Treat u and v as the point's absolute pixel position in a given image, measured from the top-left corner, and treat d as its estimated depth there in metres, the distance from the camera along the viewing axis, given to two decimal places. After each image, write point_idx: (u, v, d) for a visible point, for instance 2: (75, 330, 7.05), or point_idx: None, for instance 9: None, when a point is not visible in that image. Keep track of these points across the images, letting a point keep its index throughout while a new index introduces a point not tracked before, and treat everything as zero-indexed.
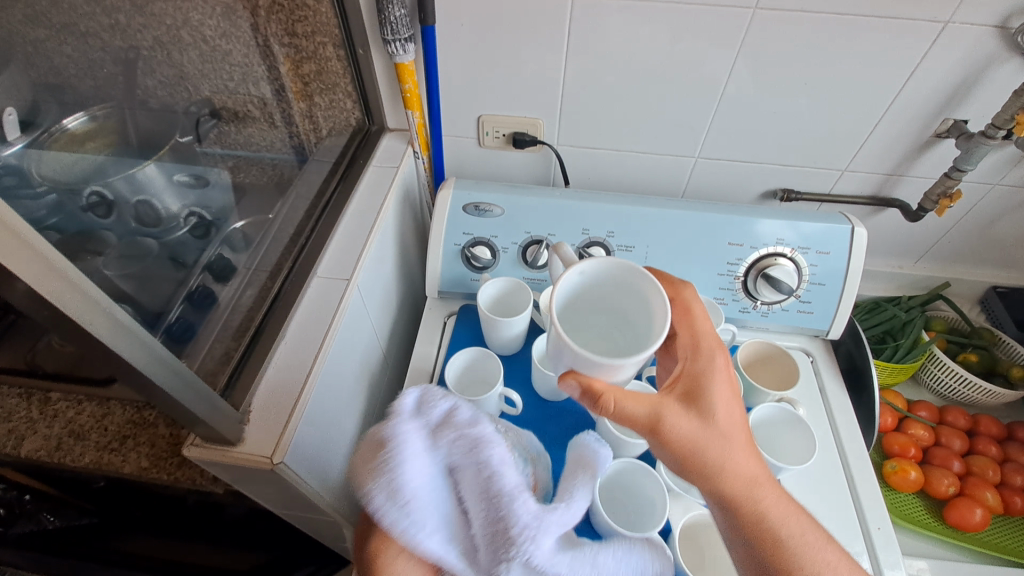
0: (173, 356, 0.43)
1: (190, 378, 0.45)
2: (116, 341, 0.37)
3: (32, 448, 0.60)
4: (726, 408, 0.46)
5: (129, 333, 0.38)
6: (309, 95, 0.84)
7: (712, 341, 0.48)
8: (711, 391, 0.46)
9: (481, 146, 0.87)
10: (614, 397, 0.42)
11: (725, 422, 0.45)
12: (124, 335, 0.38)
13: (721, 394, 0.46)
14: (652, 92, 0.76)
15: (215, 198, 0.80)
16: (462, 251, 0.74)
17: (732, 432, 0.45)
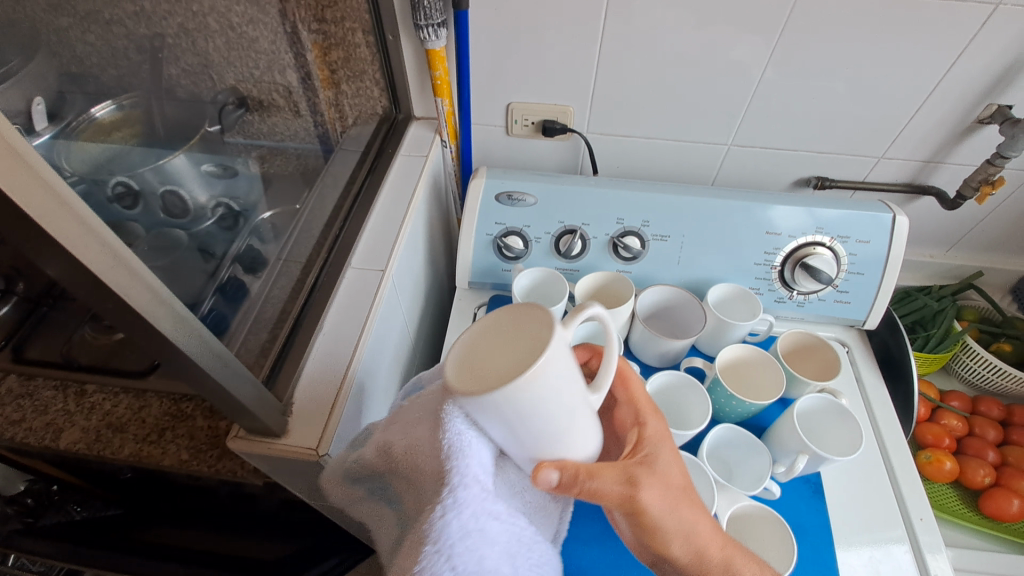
0: (225, 349, 0.43)
1: (238, 368, 0.45)
2: (173, 330, 0.37)
3: (71, 441, 0.59)
4: (675, 467, 0.47)
5: (187, 327, 0.38)
6: (335, 83, 0.83)
7: (642, 404, 0.51)
8: (659, 451, 0.47)
9: (509, 135, 0.86)
10: (587, 473, 0.41)
11: (673, 475, 0.46)
12: (183, 330, 0.38)
13: (667, 450, 0.48)
14: (686, 77, 0.75)
15: (241, 187, 0.80)
16: (495, 241, 0.74)
17: (580, 470, 0.40)
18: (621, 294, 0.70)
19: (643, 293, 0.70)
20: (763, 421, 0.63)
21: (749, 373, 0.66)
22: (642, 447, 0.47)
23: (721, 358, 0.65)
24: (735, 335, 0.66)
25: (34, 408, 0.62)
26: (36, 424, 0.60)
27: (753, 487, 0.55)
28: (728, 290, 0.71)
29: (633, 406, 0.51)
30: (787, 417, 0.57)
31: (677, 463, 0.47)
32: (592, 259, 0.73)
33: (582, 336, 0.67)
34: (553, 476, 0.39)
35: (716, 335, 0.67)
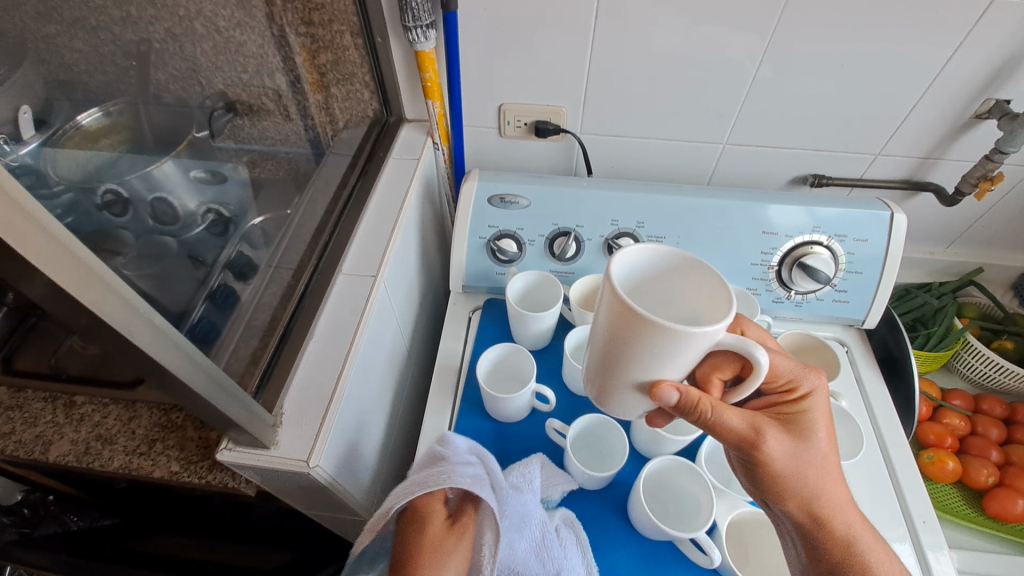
0: (208, 360, 0.42)
1: (223, 380, 0.44)
2: (153, 345, 0.36)
3: (60, 453, 0.58)
4: (824, 434, 0.45)
5: (165, 339, 0.37)
6: (325, 86, 0.82)
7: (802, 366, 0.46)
8: (809, 414, 0.45)
9: (501, 136, 0.85)
10: (714, 407, 0.41)
11: (819, 441, 0.45)
12: (162, 341, 0.37)
13: (819, 416, 0.45)
14: (679, 76, 0.74)
15: (231, 193, 0.79)
16: (488, 244, 0.73)
17: (701, 398, 0.40)
18: None
19: None
20: None
21: None
22: (788, 410, 0.45)
23: None
24: None
25: (23, 420, 0.61)
26: (25, 437, 0.59)
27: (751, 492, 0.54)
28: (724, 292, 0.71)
29: (792, 371, 0.45)
30: None
31: (825, 428, 0.45)
32: (587, 261, 0.72)
33: (577, 340, 0.66)
34: (673, 397, 0.40)
35: None
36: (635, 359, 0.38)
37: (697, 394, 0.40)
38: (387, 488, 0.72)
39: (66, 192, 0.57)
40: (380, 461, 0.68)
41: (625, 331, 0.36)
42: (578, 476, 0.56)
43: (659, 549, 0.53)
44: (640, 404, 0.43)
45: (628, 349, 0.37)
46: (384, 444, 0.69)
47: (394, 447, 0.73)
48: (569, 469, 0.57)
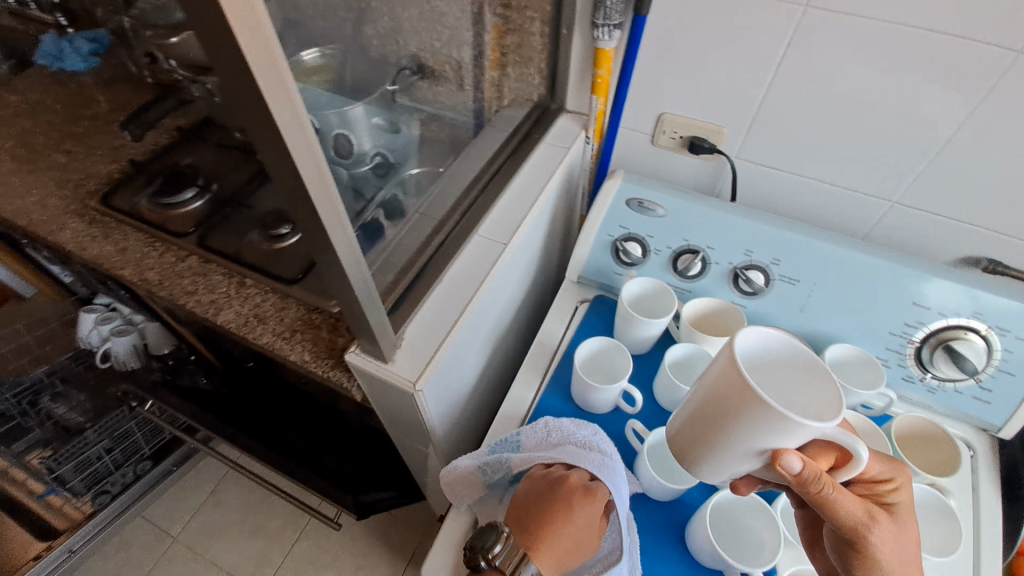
0: (368, 274, 0.49)
1: (374, 294, 0.51)
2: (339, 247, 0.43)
3: (226, 319, 0.71)
4: (912, 528, 0.45)
5: (347, 248, 0.44)
6: (503, 65, 0.91)
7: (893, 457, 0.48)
8: (900, 502, 0.45)
9: (653, 144, 0.86)
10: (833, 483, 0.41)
11: (909, 534, 0.45)
12: (345, 249, 0.44)
13: (908, 506, 0.46)
14: (860, 120, 0.70)
15: (399, 144, 0.87)
16: (614, 242, 0.75)
17: (822, 474, 0.40)
18: (729, 325, 0.69)
19: None
20: None
21: None
22: (882, 499, 0.46)
23: None
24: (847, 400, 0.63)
25: (206, 286, 0.75)
26: (205, 299, 0.73)
27: None
28: (847, 353, 0.67)
29: (887, 467, 0.46)
30: None
31: (912, 523, 0.46)
32: (707, 283, 0.71)
33: (677, 356, 0.67)
34: (796, 464, 0.40)
35: None
36: (743, 430, 0.41)
37: (820, 469, 0.40)
38: (461, 437, 0.78)
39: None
40: (464, 410, 0.74)
41: (739, 406, 0.41)
42: (645, 480, 0.58)
43: None
44: (727, 471, 0.46)
45: (733, 421, 0.42)
46: (471, 397, 0.76)
47: (477, 404, 0.79)
48: (638, 474, 0.58)
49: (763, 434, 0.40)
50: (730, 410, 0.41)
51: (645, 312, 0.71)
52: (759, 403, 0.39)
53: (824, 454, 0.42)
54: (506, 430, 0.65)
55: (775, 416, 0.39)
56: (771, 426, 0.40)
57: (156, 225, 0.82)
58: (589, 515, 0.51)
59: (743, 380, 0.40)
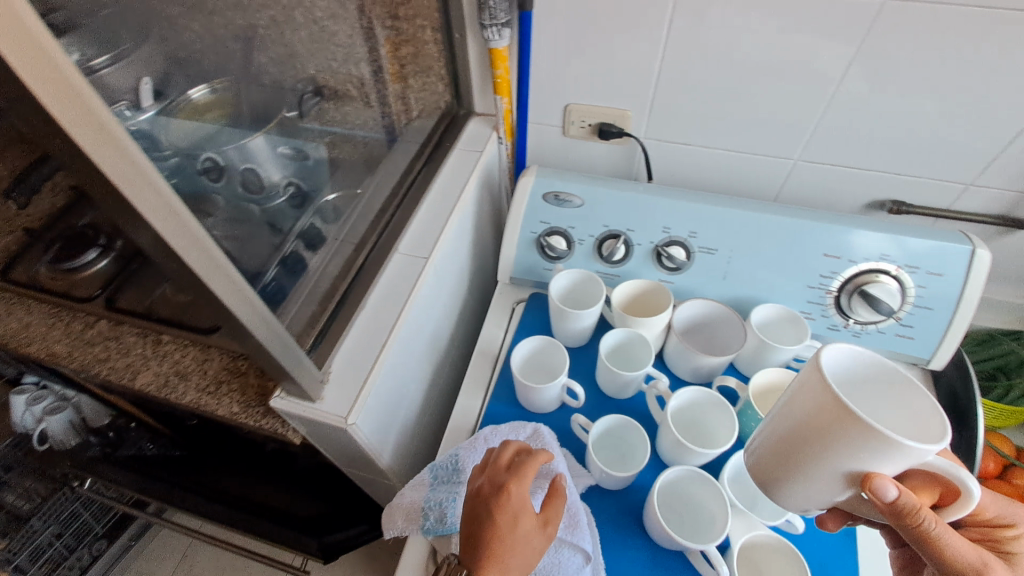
0: (272, 315, 0.47)
1: (284, 336, 0.49)
2: (227, 296, 0.41)
3: (145, 381, 0.67)
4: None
5: (235, 290, 0.42)
6: (403, 77, 0.91)
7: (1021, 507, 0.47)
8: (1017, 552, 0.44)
9: (565, 135, 0.86)
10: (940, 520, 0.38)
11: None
12: (233, 291, 0.41)
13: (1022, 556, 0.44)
14: (751, 86, 0.72)
15: (311, 170, 0.84)
16: (538, 239, 0.75)
17: (920, 506, 0.37)
18: (659, 304, 0.70)
19: (682, 306, 0.68)
20: None
21: None
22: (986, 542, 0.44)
23: (757, 380, 0.62)
24: (776, 359, 0.63)
25: (120, 349, 0.71)
26: (120, 363, 0.69)
27: (772, 516, 0.52)
28: (774, 312, 0.68)
29: (998, 505, 0.46)
30: None
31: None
32: (634, 266, 0.72)
33: (613, 342, 0.67)
34: (891, 493, 0.37)
35: (755, 357, 0.65)
36: (846, 455, 0.38)
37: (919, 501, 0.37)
38: (416, 459, 0.76)
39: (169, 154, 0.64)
40: (413, 432, 0.73)
41: (841, 431, 0.37)
42: (596, 473, 0.57)
43: (670, 558, 0.53)
44: (809, 498, 0.42)
45: (825, 447, 0.38)
46: (419, 417, 0.74)
47: (428, 422, 0.78)
48: (589, 467, 0.58)
49: (863, 461, 0.37)
50: (829, 437, 0.38)
51: (576, 305, 0.72)
52: (861, 430, 0.36)
53: (926, 488, 0.39)
54: (453, 446, 0.63)
55: (880, 444, 0.36)
56: (872, 452, 0.37)
57: (61, 293, 0.75)
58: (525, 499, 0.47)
59: (844, 404, 0.36)
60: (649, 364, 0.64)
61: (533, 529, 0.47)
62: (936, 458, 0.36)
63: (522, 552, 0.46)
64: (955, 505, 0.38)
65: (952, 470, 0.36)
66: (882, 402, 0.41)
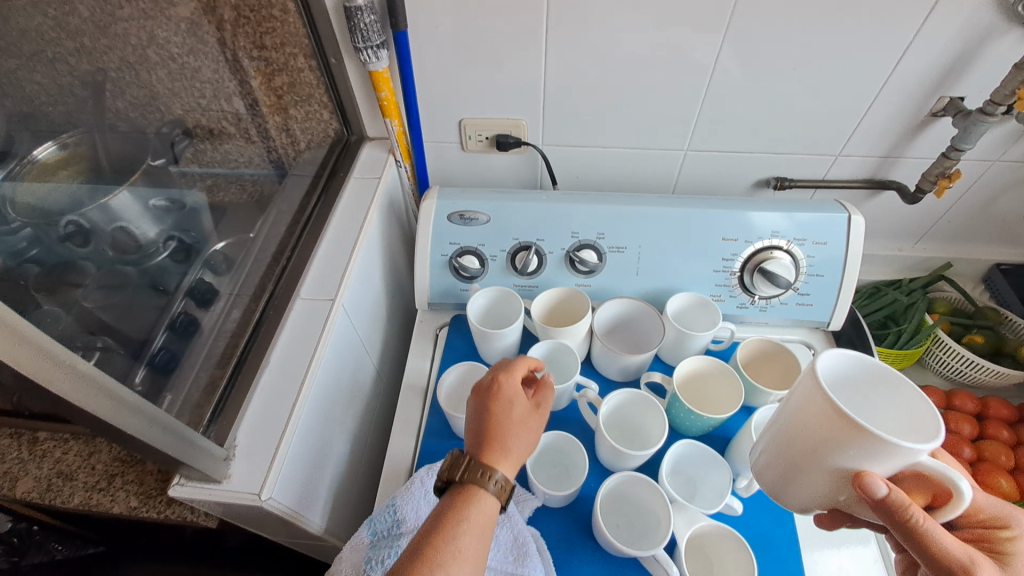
0: (148, 401, 0.41)
1: (165, 420, 0.43)
2: (78, 395, 0.35)
3: (24, 490, 0.58)
4: None
5: (87, 387, 0.36)
6: (283, 107, 0.82)
7: None
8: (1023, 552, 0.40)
9: (464, 150, 0.84)
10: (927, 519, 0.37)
11: None
12: (85, 387, 0.36)
13: None
14: (632, 85, 0.74)
15: (193, 219, 0.80)
16: (450, 261, 0.72)
17: (911, 504, 0.37)
18: (579, 310, 0.70)
19: (601, 308, 0.69)
20: (727, 432, 0.61)
21: (709, 385, 0.65)
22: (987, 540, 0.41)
23: (681, 370, 0.64)
24: (694, 346, 0.65)
25: None
26: None
27: (716, 505, 0.53)
28: (687, 300, 0.70)
29: (995, 505, 0.42)
30: (745, 432, 0.55)
31: None
32: (549, 274, 0.72)
33: (540, 355, 0.66)
34: (880, 488, 0.37)
35: (677, 346, 0.66)
36: (841, 454, 0.38)
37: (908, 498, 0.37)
38: (354, 510, 0.72)
39: (26, 230, 0.61)
40: (346, 485, 0.68)
41: (836, 434, 0.38)
42: (540, 494, 0.55)
43: (625, 567, 0.52)
44: (809, 496, 0.43)
45: (824, 449, 0.39)
46: (351, 468, 0.69)
47: (362, 469, 0.73)
48: (533, 488, 0.56)
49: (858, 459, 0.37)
50: (826, 442, 0.39)
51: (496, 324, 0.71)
52: (857, 432, 0.37)
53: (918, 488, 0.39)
54: (389, 494, 0.59)
55: (876, 444, 0.36)
56: (868, 453, 0.37)
57: None
58: (518, 394, 0.49)
59: (839, 409, 0.37)
60: (577, 373, 0.63)
61: (531, 409, 0.49)
62: (929, 458, 0.37)
63: (522, 433, 0.48)
64: (947, 506, 0.37)
65: (942, 470, 0.36)
66: (881, 400, 0.42)
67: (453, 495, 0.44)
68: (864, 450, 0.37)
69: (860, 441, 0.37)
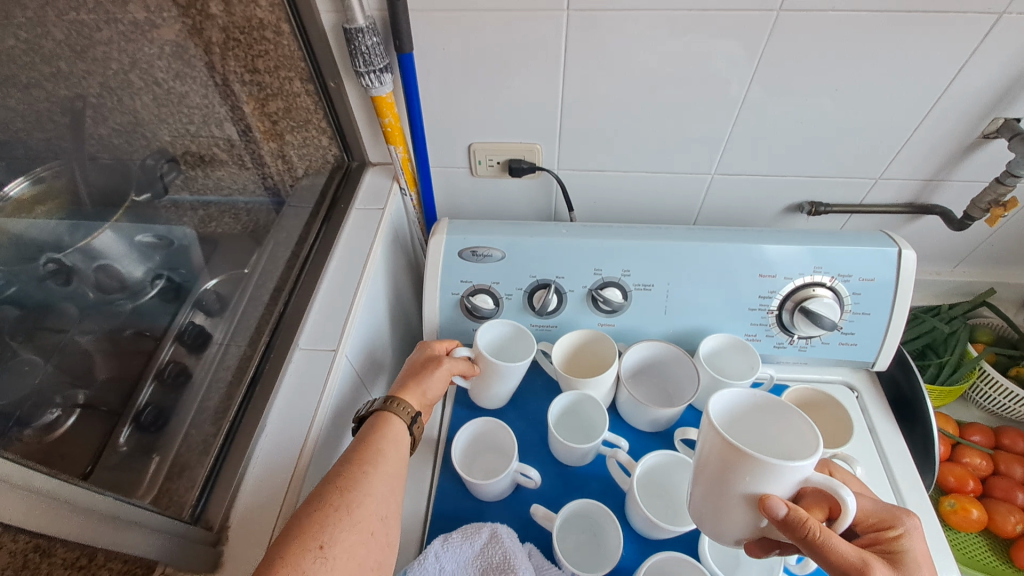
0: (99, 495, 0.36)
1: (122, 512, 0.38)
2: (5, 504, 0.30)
3: None
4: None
5: (45, 507, 0.32)
6: (278, 134, 0.76)
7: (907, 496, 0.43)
8: (915, 553, 0.39)
9: (474, 175, 0.79)
10: (821, 527, 0.37)
11: None
12: (36, 501, 0.32)
13: (927, 560, 0.39)
14: (656, 105, 0.68)
15: (182, 254, 0.74)
16: (461, 300, 0.67)
17: (808, 518, 0.37)
18: (605, 356, 0.64)
19: (628, 353, 0.63)
20: None
21: None
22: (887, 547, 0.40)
23: None
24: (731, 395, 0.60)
25: None
26: None
27: None
28: (722, 341, 0.65)
29: (882, 508, 0.42)
30: None
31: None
32: (571, 313, 0.66)
33: (561, 407, 0.60)
34: (779, 509, 0.38)
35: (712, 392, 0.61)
36: (739, 481, 0.39)
37: (806, 513, 0.37)
38: None
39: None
40: None
41: (732, 464, 0.39)
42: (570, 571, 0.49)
43: None
44: (723, 528, 0.43)
45: (727, 479, 0.40)
46: None
47: None
48: (559, 562, 0.50)
49: (751, 483, 0.38)
50: (727, 473, 0.40)
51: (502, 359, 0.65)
52: (744, 457, 0.38)
53: (817, 503, 0.39)
54: (399, 567, 0.53)
55: (766, 467, 0.37)
56: (756, 474, 0.38)
57: None
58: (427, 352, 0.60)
59: (728, 440, 0.39)
60: (605, 430, 0.57)
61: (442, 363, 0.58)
62: (813, 472, 0.38)
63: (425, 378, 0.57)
64: (840, 516, 0.37)
65: (827, 483, 0.37)
66: (776, 425, 0.44)
67: (367, 424, 0.51)
68: (758, 473, 0.38)
69: (747, 462, 0.38)
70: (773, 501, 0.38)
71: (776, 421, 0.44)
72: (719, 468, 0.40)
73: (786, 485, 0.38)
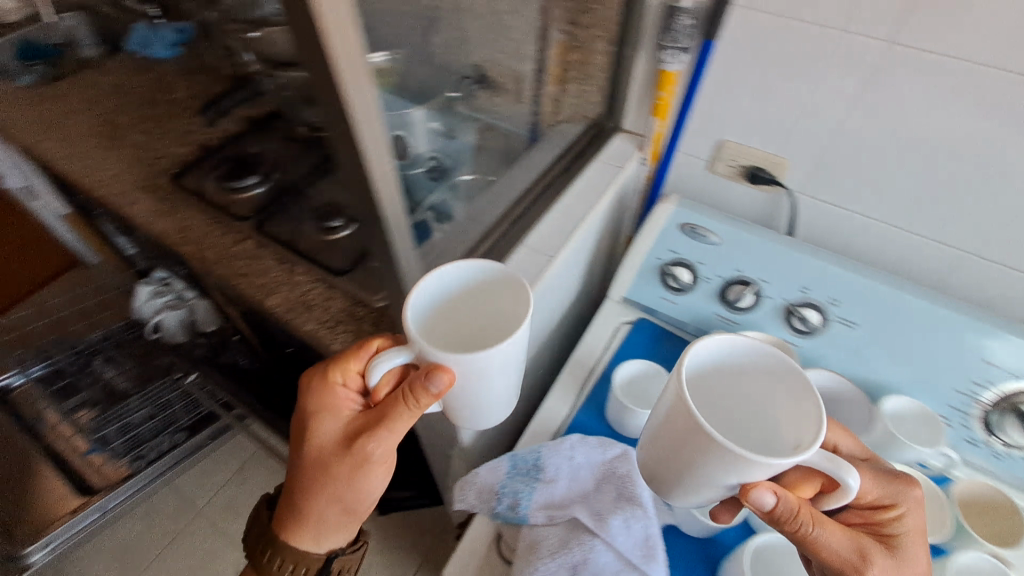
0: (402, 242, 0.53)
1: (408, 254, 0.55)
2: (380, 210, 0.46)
3: (275, 302, 0.74)
4: (917, 553, 0.46)
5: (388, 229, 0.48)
6: (565, 79, 0.91)
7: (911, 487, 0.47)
8: (902, 539, 0.45)
9: (711, 169, 0.85)
10: (811, 519, 0.41)
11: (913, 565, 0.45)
12: None
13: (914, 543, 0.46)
14: (932, 163, 0.66)
15: (454, 147, 0.80)
16: (662, 267, 0.73)
17: (797, 510, 0.40)
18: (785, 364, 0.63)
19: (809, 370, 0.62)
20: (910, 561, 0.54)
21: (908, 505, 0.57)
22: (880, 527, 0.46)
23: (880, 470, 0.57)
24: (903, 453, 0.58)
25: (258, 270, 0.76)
26: (257, 282, 0.75)
27: None
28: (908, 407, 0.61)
29: (882, 487, 0.47)
30: None
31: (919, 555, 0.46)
32: (758, 317, 0.68)
33: None
34: (767, 498, 0.39)
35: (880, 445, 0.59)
36: (706, 460, 0.39)
37: (796, 504, 0.40)
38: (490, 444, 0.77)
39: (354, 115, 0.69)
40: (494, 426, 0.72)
41: (688, 436, 0.39)
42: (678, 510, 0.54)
43: None
44: (688, 492, 0.44)
45: (683, 450, 0.40)
46: None
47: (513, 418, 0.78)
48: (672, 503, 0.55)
49: (724, 472, 0.38)
50: (693, 452, 0.39)
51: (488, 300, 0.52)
52: (715, 442, 0.37)
53: (804, 481, 0.42)
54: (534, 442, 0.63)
55: (735, 458, 0.36)
56: (725, 464, 0.38)
57: (217, 205, 0.81)
58: (345, 480, 0.54)
59: (692, 414, 0.38)
60: None
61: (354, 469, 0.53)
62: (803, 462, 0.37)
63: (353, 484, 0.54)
64: (829, 493, 0.41)
65: (831, 468, 0.37)
66: (751, 384, 0.45)
67: (316, 488, 0.55)
68: (712, 453, 0.38)
69: (727, 451, 0.37)
70: (771, 491, 0.39)
71: (743, 385, 0.44)
72: (708, 453, 0.39)
73: (760, 473, 0.38)
